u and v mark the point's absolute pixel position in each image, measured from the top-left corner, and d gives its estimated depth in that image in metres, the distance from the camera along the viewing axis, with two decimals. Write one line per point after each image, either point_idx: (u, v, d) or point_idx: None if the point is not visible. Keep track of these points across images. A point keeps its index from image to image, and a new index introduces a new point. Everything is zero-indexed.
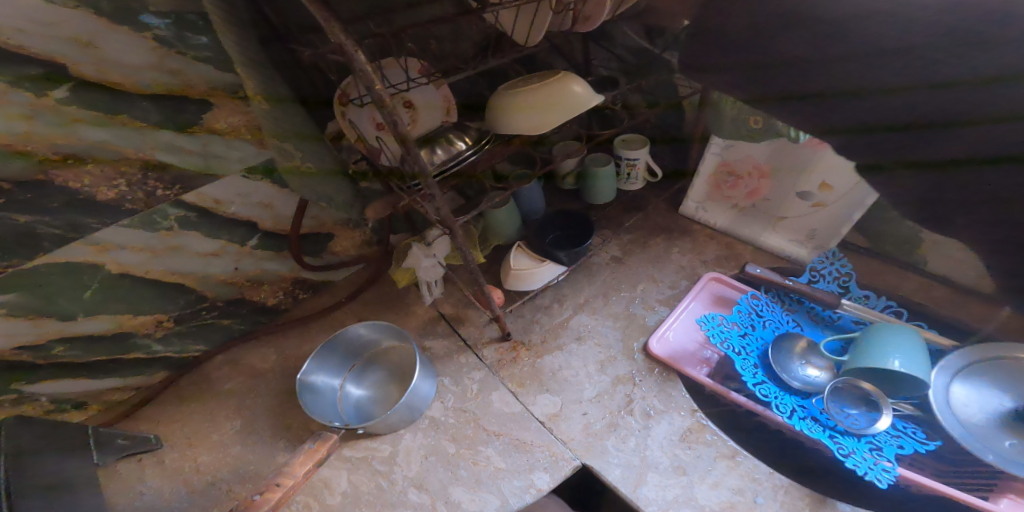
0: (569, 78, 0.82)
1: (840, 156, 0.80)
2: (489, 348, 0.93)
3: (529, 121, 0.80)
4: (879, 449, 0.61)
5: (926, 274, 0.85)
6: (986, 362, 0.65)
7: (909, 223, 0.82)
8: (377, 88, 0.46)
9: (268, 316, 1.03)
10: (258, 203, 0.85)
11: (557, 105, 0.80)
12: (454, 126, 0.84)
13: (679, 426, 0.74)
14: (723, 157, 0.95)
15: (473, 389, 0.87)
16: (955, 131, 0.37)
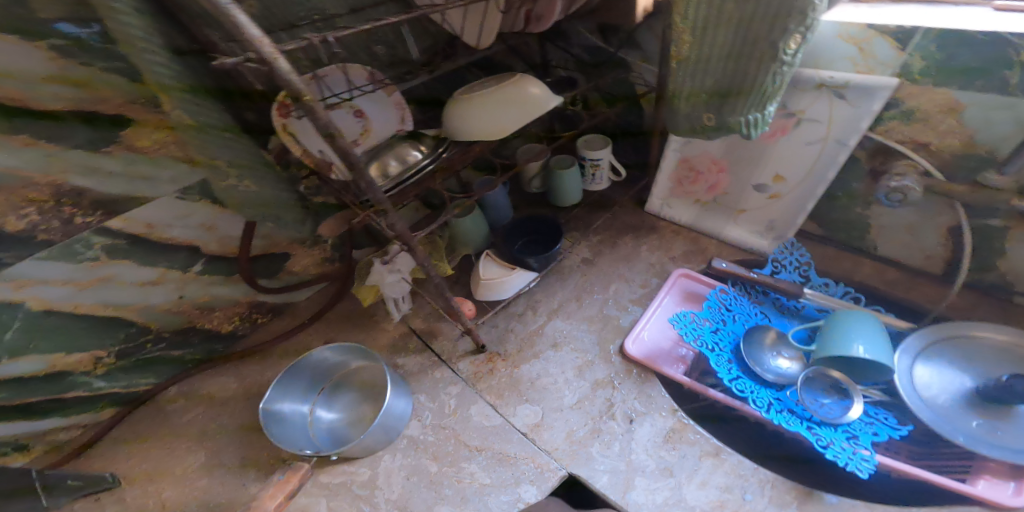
0: (524, 80, 0.79)
1: (793, 148, 0.84)
2: (464, 361, 0.90)
3: (488, 129, 0.78)
4: (856, 437, 0.63)
5: (879, 258, 0.88)
6: (941, 342, 0.69)
7: (859, 209, 0.85)
8: (308, 100, 0.42)
9: (226, 344, 0.96)
10: (198, 225, 0.78)
11: (514, 108, 0.78)
12: (408, 135, 0.83)
13: (662, 427, 0.74)
14: (682, 154, 0.96)
15: (450, 405, 0.84)
16: None
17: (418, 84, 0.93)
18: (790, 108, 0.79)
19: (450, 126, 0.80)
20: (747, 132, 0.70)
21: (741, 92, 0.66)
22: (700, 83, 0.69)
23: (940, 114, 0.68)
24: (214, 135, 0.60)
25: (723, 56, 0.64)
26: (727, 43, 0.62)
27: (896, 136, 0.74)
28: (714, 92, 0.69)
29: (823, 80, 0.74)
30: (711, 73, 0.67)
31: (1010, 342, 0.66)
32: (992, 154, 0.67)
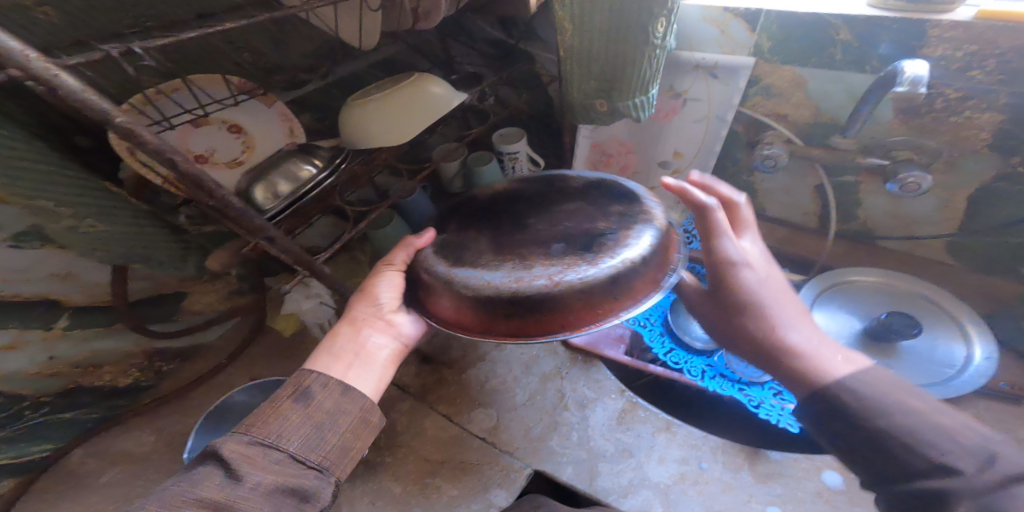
0: (424, 79, 0.76)
1: (688, 127, 0.95)
2: (409, 376, 0.89)
3: (391, 133, 0.71)
4: (779, 392, 0.76)
5: (770, 220, 1.01)
6: (828, 290, 0.80)
7: (746, 176, 0.98)
8: (122, 121, 0.36)
9: (129, 398, 0.83)
10: (49, 275, 0.65)
11: (416, 109, 0.74)
12: (297, 149, 0.69)
13: (613, 409, 0.79)
14: (594, 139, 1.01)
15: (401, 423, 0.82)
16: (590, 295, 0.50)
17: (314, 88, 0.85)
18: (676, 88, 0.90)
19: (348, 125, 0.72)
20: (637, 115, 0.75)
21: (625, 73, 0.69)
22: (586, 70, 0.71)
23: (788, 88, 0.84)
24: (40, 175, 0.58)
25: (607, 44, 0.66)
26: (605, 31, 0.65)
27: (760, 110, 0.89)
28: (603, 77, 0.71)
29: (698, 63, 0.86)
30: (596, 60, 0.69)
31: (872, 281, 0.80)
32: (835, 120, 0.84)
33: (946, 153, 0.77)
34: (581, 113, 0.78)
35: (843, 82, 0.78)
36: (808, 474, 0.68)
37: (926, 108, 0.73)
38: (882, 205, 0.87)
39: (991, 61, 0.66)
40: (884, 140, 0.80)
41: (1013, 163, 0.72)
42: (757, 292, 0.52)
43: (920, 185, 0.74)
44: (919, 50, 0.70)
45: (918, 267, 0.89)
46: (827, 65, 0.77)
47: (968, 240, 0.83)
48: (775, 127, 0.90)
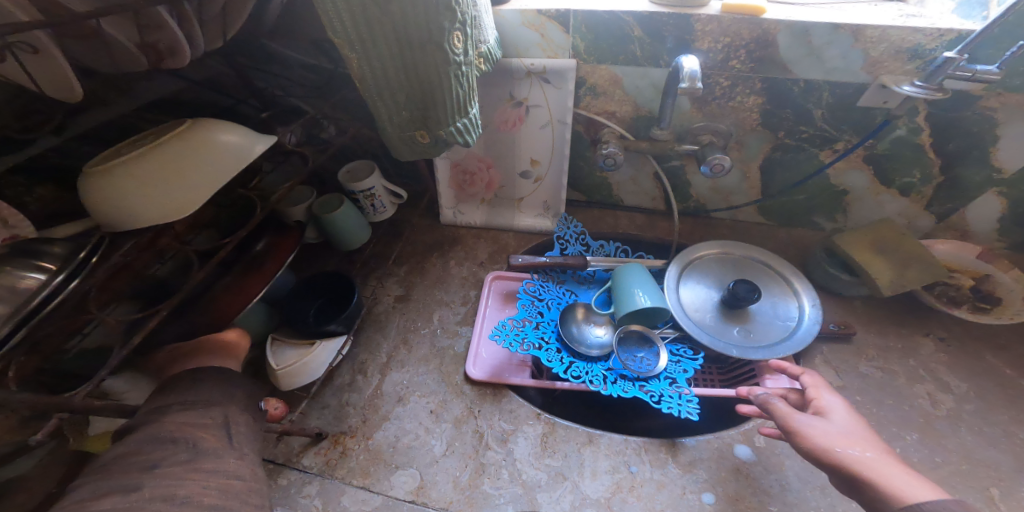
0: (208, 125, 0.63)
1: (534, 134, 0.95)
2: (308, 455, 0.75)
3: (160, 203, 0.58)
4: (675, 380, 0.79)
5: (628, 209, 1.09)
6: (685, 269, 0.90)
7: (599, 173, 1.04)
8: None
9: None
10: None
11: (203, 163, 0.61)
12: (9, 248, 0.52)
13: (535, 435, 0.78)
14: (451, 159, 0.99)
15: (317, 505, 0.70)
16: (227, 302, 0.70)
17: (47, 148, 0.64)
18: (516, 96, 0.91)
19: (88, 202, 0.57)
20: (463, 139, 0.73)
21: (434, 98, 0.65)
22: (395, 103, 0.66)
23: (609, 86, 0.90)
24: None
25: (401, 72, 0.62)
26: (393, 59, 0.60)
27: (593, 108, 0.95)
28: (411, 105, 0.66)
29: (529, 68, 0.88)
30: (399, 89, 0.64)
31: (717, 253, 0.93)
32: (651, 112, 0.93)
33: (734, 134, 0.92)
34: (404, 148, 0.72)
35: (647, 77, 0.87)
36: (722, 452, 0.74)
37: (709, 96, 0.87)
38: (705, 183, 1.01)
39: (742, 52, 0.79)
40: (690, 126, 0.92)
41: (779, 136, 0.90)
42: (850, 427, 0.58)
43: (723, 165, 0.86)
44: (691, 44, 0.80)
45: (746, 231, 1.06)
46: (632, 61, 0.85)
47: (770, 201, 1.01)
48: (608, 124, 0.96)
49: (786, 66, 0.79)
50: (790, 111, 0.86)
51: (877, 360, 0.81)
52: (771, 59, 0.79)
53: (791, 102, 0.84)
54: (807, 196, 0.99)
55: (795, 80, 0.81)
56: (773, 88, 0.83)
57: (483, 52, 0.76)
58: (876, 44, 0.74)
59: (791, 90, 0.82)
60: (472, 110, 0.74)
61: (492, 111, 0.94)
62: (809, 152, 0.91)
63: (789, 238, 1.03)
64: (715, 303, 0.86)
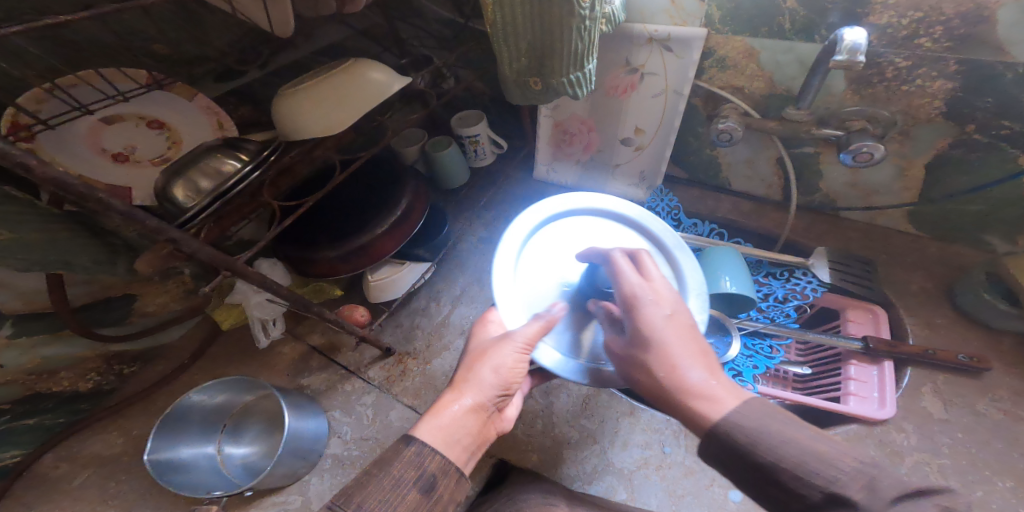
0: (362, 67, 0.72)
1: (645, 100, 0.88)
2: (374, 369, 0.87)
3: (322, 121, 0.69)
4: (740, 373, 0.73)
5: (735, 194, 0.95)
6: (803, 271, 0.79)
7: (708, 151, 0.92)
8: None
9: (91, 402, 0.82)
10: None
11: (350, 92, 0.70)
12: (223, 142, 0.67)
13: (578, 395, 0.78)
14: (554, 118, 0.98)
15: (368, 414, 0.81)
16: (352, 231, 0.83)
17: (253, 80, 0.80)
18: (631, 63, 0.84)
19: (280, 114, 0.69)
20: (573, 91, 0.71)
21: (556, 46, 0.63)
22: (516, 47, 0.65)
23: (742, 59, 0.77)
24: None
25: (531, 19, 0.60)
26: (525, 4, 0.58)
27: (717, 82, 0.82)
28: (533, 54, 0.65)
29: (651, 35, 0.80)
30: (523, 36, 0.63)
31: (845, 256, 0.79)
32: (790, 92, 0.77)
33: (899, 123, 0.71)
34: (516, 93, 0.73)
35: (793, 51, 0.72)
36: None
37: (876, 77, 0.68)
38: (841, 177, 0.81)
39: (939, 28, 0.61)
40: (838, 110, 0.74)
41: (965, 130, 0.68)
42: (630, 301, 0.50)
43: (872, 156, 0.70)
44: (863, 18, 0.64)
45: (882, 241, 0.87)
46: (776, 35, 0.71)
47: (924, 208, 0.79)
48: (731, 100, 0.82)
49: (1001, 47, 0.59)
50: (994, 100, 0.63)
51: (1005, 402, 0.64)
52: (980, 39, 0.60)
53: (996, 88, 0.62)
54: (982, 208, 0.74)
55: (1011, 66, 0.60)
56: (973, 71, 0.62)
57: (607, 13, 0.70)
58: None
59: (1000, 77, 0.61)
60: (590, 64, 0.70)
61: (604, 74, 0.88)
62: (1004, 155, 0.67)
63: (936, 254, 0.80)
64: (587, 262, 0.59)
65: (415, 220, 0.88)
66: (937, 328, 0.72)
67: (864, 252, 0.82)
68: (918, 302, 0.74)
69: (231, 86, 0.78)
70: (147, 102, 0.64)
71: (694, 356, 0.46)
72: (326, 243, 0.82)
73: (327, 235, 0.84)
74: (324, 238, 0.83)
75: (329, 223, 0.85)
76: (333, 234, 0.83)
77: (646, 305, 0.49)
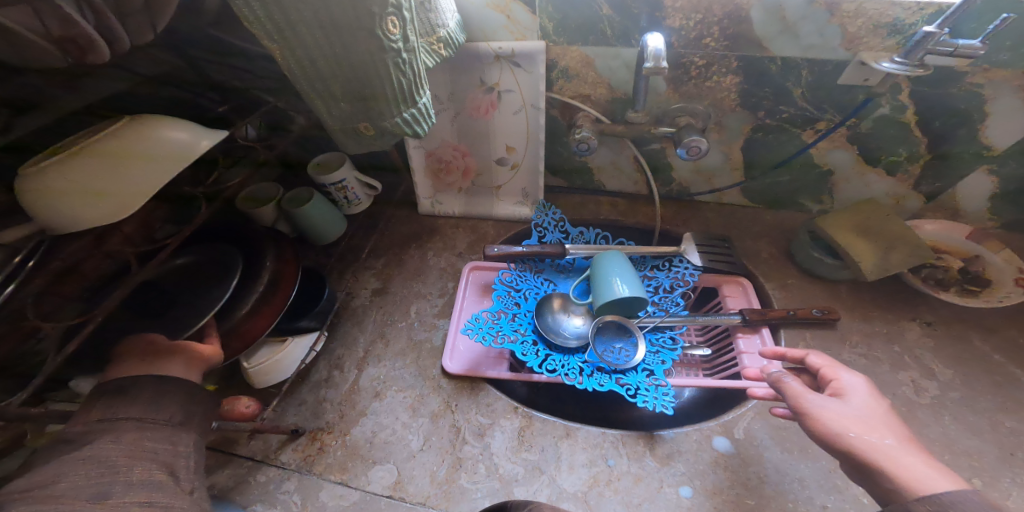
0: (150, 122, 0.51)
1: (509, 119, 0.88)
2: (286, 452, 0.74)
3: (96, 205, 0.48)
4: (653, 371, 0.77)
5: (609, 194, 1.01)
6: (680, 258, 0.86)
7: (577, 159, 0.96)
8: None
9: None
10: None
11: (129, 163, 0.49)
12: None
13: (512, 429, 0.77)
14: (425, 148, 0.95)
15: (296, 501, 0.69)
16: (183, 318, 0.63)
17: None
18: (485, 83, 0.83)
19: (73, 224, 0.48)
20: (411, 130, 0.60)
21: (375, 82, 0.51)
22: (330, 93, 0.52)
23: (582, 68, 0.81)
24: None
25: (331, 53, 0.48)
26: (321, 30, 0.46)
27: (566, 92, 0.86)
28: (351, 96, 0.53)
29: (497, 53, 0.79)
30: (333, 78, 0.50)
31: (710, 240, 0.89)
32: (627, 95, 0.83)
33: (713, 116, 0.82)
34: (348, 143, 0.59)
35: (618, 57, 0.78)
36: (700, 445, 0.74)
37: (686, 76, 0.77)
38: (686, 166, 0.92)
39: (715, 29, 0.70)
40: (668, 108, 0.82)
41: (759, 116, 0.80)
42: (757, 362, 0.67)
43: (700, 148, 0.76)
44: (662, 22, 0.72)
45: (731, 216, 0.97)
46: (602, 42, 0.76)
47: (756, 184, 0.92)
48: (583, 109, 0.86)
49: (761, 43, 0.71)
50: (770, 91, 0.76)
51: (862, 347, 0.77)
52: (745, 37, 0.71)
53: (770, 81, 0.75)
54: (792, 177, 0.89)
55: (772, 59, 0.72)
56: (750, 66, 0.74)
57: (442, 38, 0.65)
58: (854, 18, 0.66)
59: (768, 70, 0.73)
60: (423, 97, 0.60)
61: (463, 96, 0.86)
62: (790, 133, 0.82)
63: (773, 220, 0.94)
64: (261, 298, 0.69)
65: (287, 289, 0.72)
66: (789, 287, 0.85)
67: (724, 230, 0.93)
68: (771, 268, 0.88)
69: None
70: None
71: (905, 441, 0.48)
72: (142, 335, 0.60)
73: (145, 326, 0.62)
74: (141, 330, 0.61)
75: (150, 310, 0.63)
76: (154, 324, 0.62)
77: (847, 392, 0.54)
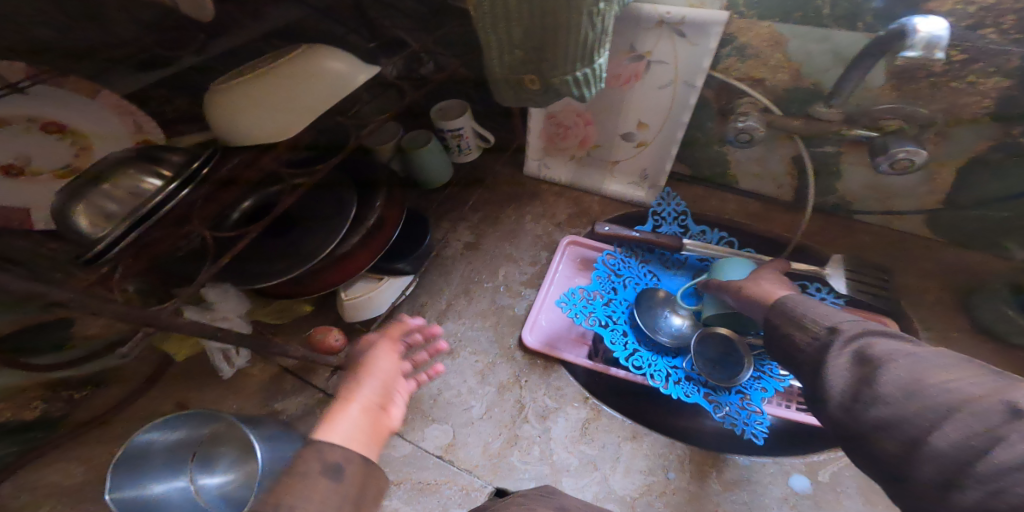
0: (317, 52, 0.55)
1: (649, 93, 0.79)
2: None
3: (266, 122, 0.52)
4: (748, 395, 0.69)
5: (740, 192, 0.89)
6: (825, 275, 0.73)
7: (716, 147, 0.84)
8: None
9: (44, 429, 0.68)
10: None
11: (293, 86, 0.53)
12: (137, 155, 0.51)
13: (576, 419, 0.73)
14: (547, 110, 0.89)
15: None
16: (302, 239, 0.68)
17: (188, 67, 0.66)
18: (636, 50, 0.74)
19: (269, 137, 0.52)
20: (578, 93, 0.50)
21: (558, 31, 0.43)
22: (508, 36, 0.45)
23: (766, 47, 0.67)
24: None
25: None
26: None
27: (734, 73, 0.72)
28: (530, 43, 0.45)
29: (661, 18, 0.69)
30: (517, 20, 0.43)
31: (862, 263, 0.75)
32: (817, 85, 0.67)
33: (938, 123, 0.63)
34: (506, 92, 0.53)
35: (827, 41, 0.62)
36: (775, 478, 0.66)
37: (921, 73, 0.59)
38: (861, 178, 0.75)
39: (1011, 18, 0.51)
40: (871, 108, 0.64)
41: (1011, 133, 0.60)
42: (740, 282, 0.63)
43: (912, 162, 0.61)
44: (921, 5, 0.54)
45: (894, 244, 0.80)
46: (810, 20, 0.61)
47: (948, 214, 0.74)
48: (750, 94, 0.72)
49: None
50: None
51: None
52: None
53: None
54: (1009, 215, 0.69)
55: None
56: None
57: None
58: None
59: None
60: (600, 57, 0.49)
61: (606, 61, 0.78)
62: None
63: (951, 262, 0.77)
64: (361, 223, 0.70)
65: (391, 231, 0.75)
66: (947, 344, 0.70)
67: (880, 258, 0.79)
68: (931, 314, 0.73)
69: (161, 74, 0.62)
70: (34, 100, 0.51)
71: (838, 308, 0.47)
72: (267, 248, 0.69)
73: (278, 245, 0.69)
74: (273, 246, 0.68)
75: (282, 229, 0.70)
76: (281, 244, 0.69)
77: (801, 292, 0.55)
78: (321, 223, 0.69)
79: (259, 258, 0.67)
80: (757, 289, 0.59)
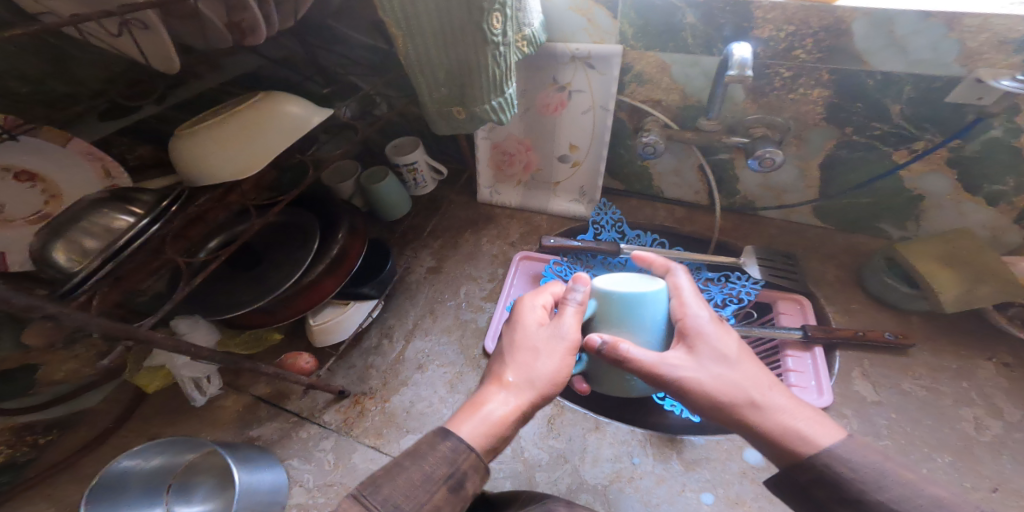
0: (276, 99, 0.63)
1: (576, 118, 0.90)
2: (328, 413, 0.80)
3: (231, 162, 0.59)
4: None
5: (667, 201, 1.00)
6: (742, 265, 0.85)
7: (640, 163, 0.96)
8: None
9: (7, 476, 0.68)
10: None
11: (255, 132, 0.61)
12: (108, 196, 0.57)
13: (543, 416, 0.79)
14: (492, 140, 1.00)
15: (329, 460, 0.74)
16: (271, 270, 0.75)
17: (150, 116, 0.72)
18: (558, 81, 0.86)
19: (232, 175, 0.59)
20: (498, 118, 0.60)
21: (474, 67, 0.53)
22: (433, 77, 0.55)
23: (657, 74, 0.80)
24: None
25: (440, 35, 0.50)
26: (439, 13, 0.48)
27: (637, 96, 0.85)
28: (454, 81, 0.55)
29: (573, 54, 0.82)
30: (439, 64, 0.53)
31: (772, 253, 0.87)
32: (701, 103, 0.81)
33: (793, 128, 0.79)
34: (441, 122, 0.61)
35: (697, 65, 0.76)
36: (728, 454, 0.72)
37: (768, 88, 0.75)
38: (755, 179, 0.89)
39: (809, 40, 0.67)
40: (743, 118, 0.79)
41: (846, 132, 0.75)
42: (734, 360, 0.53)
43: (775, 160, 0.74)
44: (749, 32, 0.69)
45: (798, 235, 0.92)
46: (682, 49, 0.75)
47: (830, 203, 0.87)
48: (653, 113, 0.85)
49: (862, 58, 0.66)
50: (862, 106, 0.71)
51: (925, 380, 0.73)
52: (843, 49, 0.66)
53: (863, 96, 0.70)
54: (871, 199, 0.83)
55: (871, 73, 0.67)
56: (843, 79, 0.69)
57: (526, 36, 0.65)
58: (976, 34, 0.60)
59: (864, 84, 0.69)
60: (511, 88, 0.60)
61: (535, 93, 0.90)
62: (880, 152, 0.76)
63: (843, 245, 0.89)
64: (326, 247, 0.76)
65: (354, 259, 0.79)
66: (852, 315, 0.81)
67: (788, 247, 0.90)
68: (836, 290, 0.84)
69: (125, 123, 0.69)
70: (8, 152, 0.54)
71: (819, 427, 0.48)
72: (236, 280, 0.74)
73: (246, 276, 0.74)
74: (243, 278, 0.74)
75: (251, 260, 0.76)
76: (250, 273, 0.75)
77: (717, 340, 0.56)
78: (289, 257, 0.75)
79: (228, 290, 0.73)
80: (762, 385, 0.51)
